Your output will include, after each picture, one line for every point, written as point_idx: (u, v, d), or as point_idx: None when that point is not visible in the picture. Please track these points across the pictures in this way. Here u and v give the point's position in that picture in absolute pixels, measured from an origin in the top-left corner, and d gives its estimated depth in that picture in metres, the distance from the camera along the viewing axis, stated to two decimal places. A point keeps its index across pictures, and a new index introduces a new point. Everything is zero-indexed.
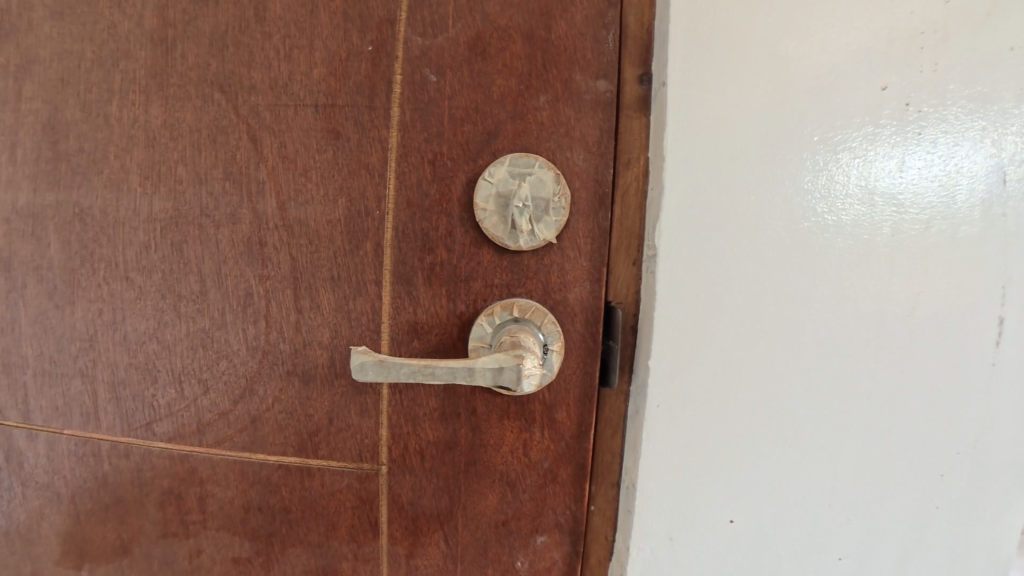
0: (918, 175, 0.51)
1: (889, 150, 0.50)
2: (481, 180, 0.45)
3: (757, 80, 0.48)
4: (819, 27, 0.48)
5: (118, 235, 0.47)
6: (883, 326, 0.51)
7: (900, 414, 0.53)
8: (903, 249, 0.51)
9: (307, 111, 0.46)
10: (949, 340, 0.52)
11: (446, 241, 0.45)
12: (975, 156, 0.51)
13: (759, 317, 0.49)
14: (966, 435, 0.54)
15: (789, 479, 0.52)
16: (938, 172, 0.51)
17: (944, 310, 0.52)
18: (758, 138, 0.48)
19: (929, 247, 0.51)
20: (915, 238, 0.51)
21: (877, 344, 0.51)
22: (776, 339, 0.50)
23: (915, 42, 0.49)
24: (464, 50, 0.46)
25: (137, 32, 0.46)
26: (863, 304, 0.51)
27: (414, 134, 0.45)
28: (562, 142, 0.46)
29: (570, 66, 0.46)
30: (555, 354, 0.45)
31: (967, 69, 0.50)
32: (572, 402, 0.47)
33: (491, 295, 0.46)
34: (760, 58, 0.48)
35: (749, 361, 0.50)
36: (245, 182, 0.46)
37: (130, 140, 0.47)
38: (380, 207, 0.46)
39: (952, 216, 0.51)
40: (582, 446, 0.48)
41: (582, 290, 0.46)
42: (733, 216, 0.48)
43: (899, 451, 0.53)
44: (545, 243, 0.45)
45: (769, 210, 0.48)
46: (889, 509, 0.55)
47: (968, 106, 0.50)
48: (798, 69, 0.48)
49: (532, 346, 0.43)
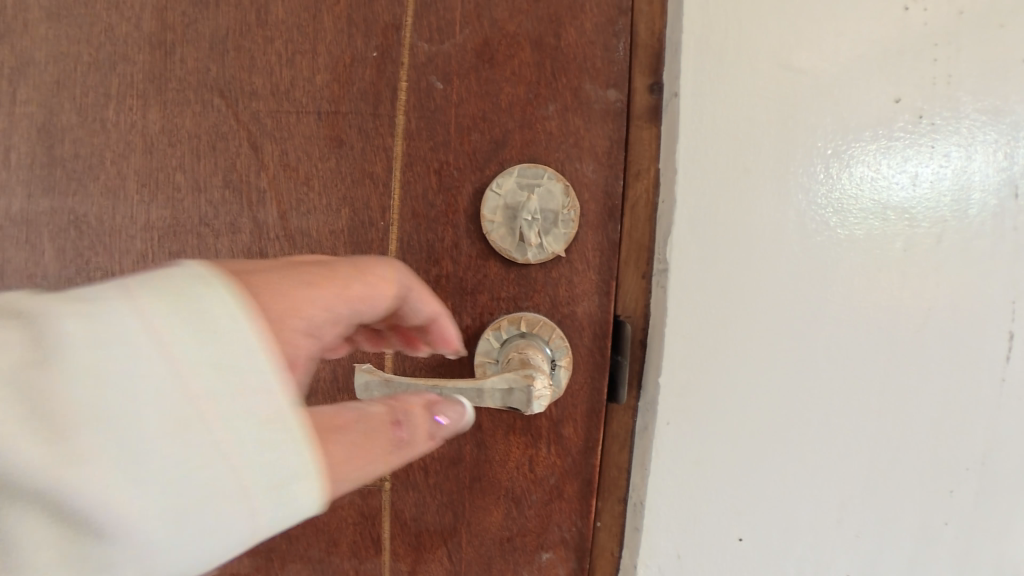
0: (932, 187, 0.49)
1: (902, 161, 0.49)
2: (489, 191, 0.44)
3: (770, 91, 0.46)
4: (832, 39, 0.47)
5: (114, 243, 0.46)
6: (894, 341, 0.50)
7: (909, 430, 0.52)
8: (915, 262, 0.50)
9: (310, 117, 0.44)
10: (960, 355, 0.51)
11: (452, 253, 0.44)
12: (993, 167, 0.50)
13: (768, 329, 0.48)
14: (981, 452, 0.53)
15: (798, 496, 0.51)
16: (952, 184, 0.50)
17: (954, 325, 0.51)
18: (769, 149, 0.47)
19: (941, 261, 0.50)
20: (928, 252, 0.50)
21: (887, 359, 0.50)
22: (786, 353, 0.49)
23: (928, 53, 0.48)
24: (472, 56, 0.44)
25: (136, 35, 0.45)
26: (874, 319, 0.50)
27: (419, 142, 0.44)
28: (572, 153, 0.45)
29: (580, 74, 0.45)
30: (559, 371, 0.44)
31: (980, 80, 0.49)
32: (579, 417, 0.46)
33: (498, 309, 0.45)
34: (774, 68, 0.46)
35: (758, 376, 0.48)
36: (245, 191, 0.45)
37: (127, 145, 0.45)
38: (384, 217, 0.44)
39: (965, 229, 0.50)
40: (589, 462, 0.47)
41: (590, 303, 0.45)
42: (745, 231, 0.47)
43: (908, 467, 0.52)
44: (553, 255, 0.44)
45: (780, 223, 0.47)
46: (897, 526, 0.53)
47: (981, 118, 0.49)
48: (811, 78, 0.47)
49: (536, 367, 0.42)
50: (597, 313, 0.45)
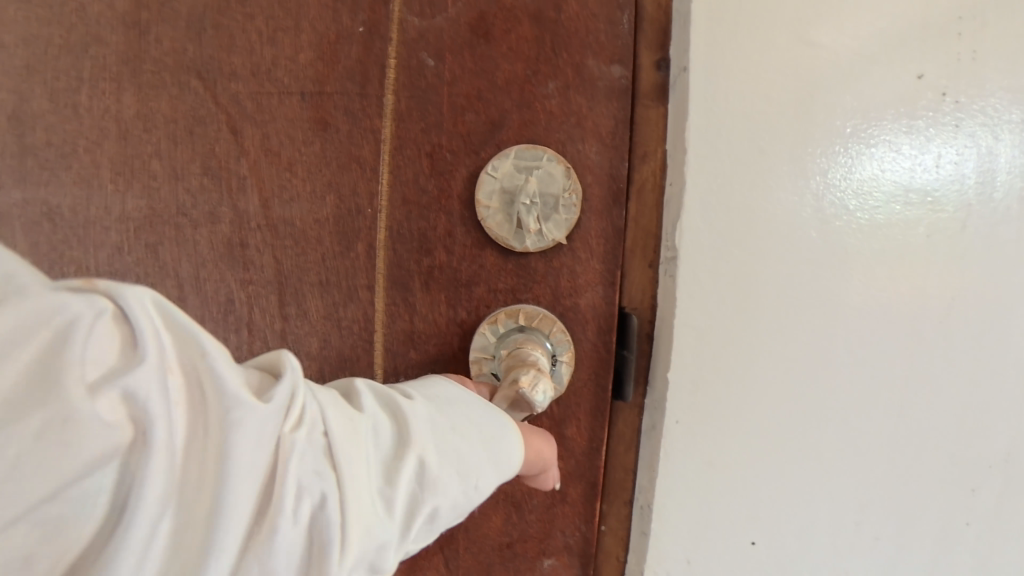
0: (952, 171, 0.46)
1: (922, 144, 0.46)
2: (484, 174, 0.41)
3: (782, 71, 0.44)
4: (850, 14, 0.44)
5: (88, 235, 0.43)
6: (915, 336, 0.47)
7: (931, 431, 0.49)
8: (935, 249, 0.46)
9: (293, 99, 0.42)
10: (984, 346, 0.48)
11: (446, 242, 0.41)
12: (1016, 150, 0.47)
13: (777, 322, 0.46)
14: (1005, 454, 0.50)
15: (812, 497, 0.48)
16: (977, 167, 0.46)
17: (978, 315, 0.47)
18: (778, 134, 0.44)
19: (962, 250, 0.47)
20: (950, 238, 0.46)
21: (908, 351, 0.47)
22: (797, 348, 0.46)
23: (951, 28, 0.45)
24: (465, 32, 0.41)
25: (108, 14, 0.42)
26: (893, 312, 0.46)
27: (410, 124, 0.41)
28: (573, 134, 0.42)
29: (581, 50, 0.42)
30: (563, 365, 0.42)
31: (1005, 57, 0.45)
32: (583, 417, 0.43)
33: (495, 302, 0.42)
34: (786, 45, 0.44)
35: (768, 372, 0.46)
36: (226, 178, 0.42)
37: (100, 131, 0.43)
38: (373, 205, 0.42)
39: (989, 215, 0.47)
40: (594, 464, 0.44)
41: (594, 295, 0.42)
42: (753, 218, 0.45)
43: (929, 465, 0.49)
44: (554, 244, 0.41)
45: (789, 211, 0.45)
46: (917, 527, 0.50)
47: (1006, 97, 0.46)
48: (826, 57, 0.44)
49: (540, 365, 0.40)
50: (600, 305, 0.42)
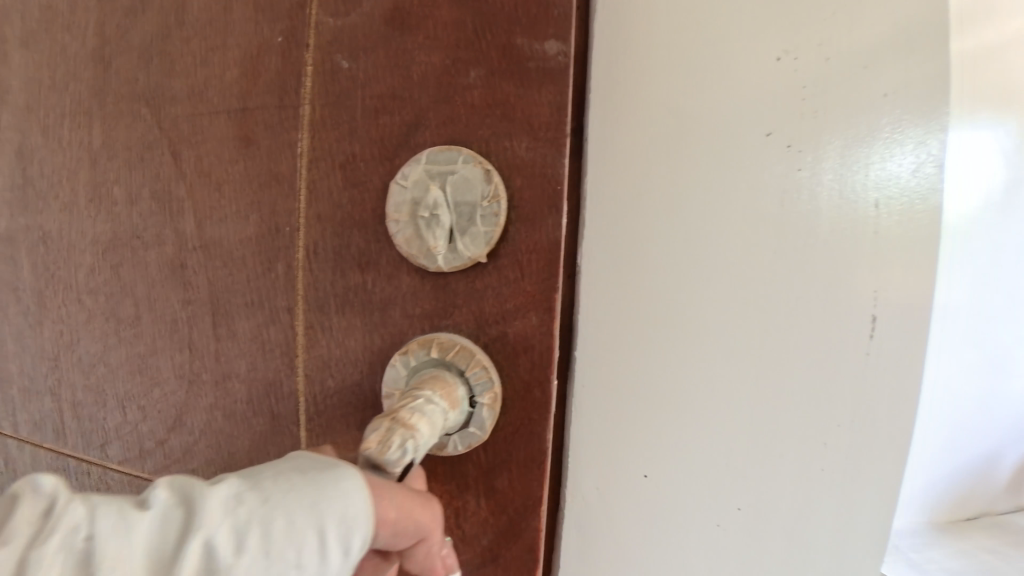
0: (891, 187, 0.43)
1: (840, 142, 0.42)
2: (394, 183, 0.36)
3: (705, 86, 0.42)
4: (784, 22, 0.41)
5: (71, 258, 0.47)
6: (835, 348, 0.44)
7: (859, 448, 0.45)
8: (867, 271, 0.43)
9: (222, 117, 0.41)
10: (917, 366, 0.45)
11: (361, 261, 0.38)
12: None
13: (680, 331, 0.44)
14: None
15: (728, 517, 0.46)
16: (914, 184, 0.43)
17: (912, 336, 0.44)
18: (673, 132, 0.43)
19: (905, 268, 0.43)
20: (884, 259, 0.43)
21: (839, 372, 0.44)
22: (695, 359, 0.44)
23: (888, 45, 0.42)
24: (381, 25, 0.37)
25: (83, 53, 0.45)
26: (803, 323, 0.43)
27: (325, 133, 0.38)
28: (500, 129, 0.35)
29: (511, 27, 0.35)
30: (458, 410, 0.35)
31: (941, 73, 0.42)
32: (516, 465, 0.36)
33: (412, 327, 0.37)
34: (712, 60, 0.42)
35: (672, 382, 0.45)
36: (168, 200, 0.43)
37: (78, 161, 0.46)
38: (291, 222, 0.39)
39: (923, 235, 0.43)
40: (531, 523, 0.37)
41: (526, 322, 0.35)
42: (670, 236, 0.43)
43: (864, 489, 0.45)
44: (473, 261, 0.35)
45: (683, 219, 0.43)
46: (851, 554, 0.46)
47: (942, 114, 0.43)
48: (728, 59, 0.42)
49: (418, 430, 0.31)
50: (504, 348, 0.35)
